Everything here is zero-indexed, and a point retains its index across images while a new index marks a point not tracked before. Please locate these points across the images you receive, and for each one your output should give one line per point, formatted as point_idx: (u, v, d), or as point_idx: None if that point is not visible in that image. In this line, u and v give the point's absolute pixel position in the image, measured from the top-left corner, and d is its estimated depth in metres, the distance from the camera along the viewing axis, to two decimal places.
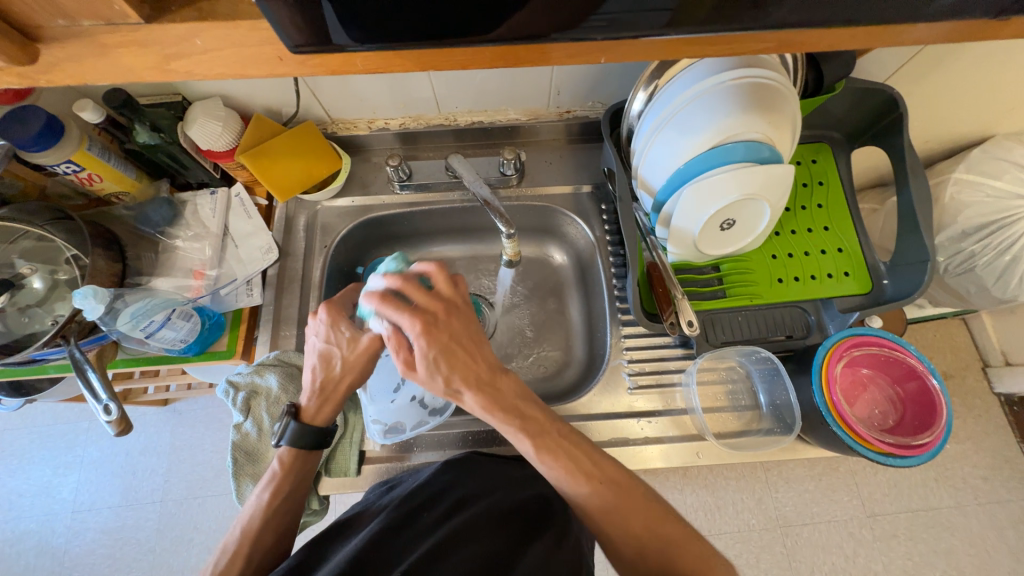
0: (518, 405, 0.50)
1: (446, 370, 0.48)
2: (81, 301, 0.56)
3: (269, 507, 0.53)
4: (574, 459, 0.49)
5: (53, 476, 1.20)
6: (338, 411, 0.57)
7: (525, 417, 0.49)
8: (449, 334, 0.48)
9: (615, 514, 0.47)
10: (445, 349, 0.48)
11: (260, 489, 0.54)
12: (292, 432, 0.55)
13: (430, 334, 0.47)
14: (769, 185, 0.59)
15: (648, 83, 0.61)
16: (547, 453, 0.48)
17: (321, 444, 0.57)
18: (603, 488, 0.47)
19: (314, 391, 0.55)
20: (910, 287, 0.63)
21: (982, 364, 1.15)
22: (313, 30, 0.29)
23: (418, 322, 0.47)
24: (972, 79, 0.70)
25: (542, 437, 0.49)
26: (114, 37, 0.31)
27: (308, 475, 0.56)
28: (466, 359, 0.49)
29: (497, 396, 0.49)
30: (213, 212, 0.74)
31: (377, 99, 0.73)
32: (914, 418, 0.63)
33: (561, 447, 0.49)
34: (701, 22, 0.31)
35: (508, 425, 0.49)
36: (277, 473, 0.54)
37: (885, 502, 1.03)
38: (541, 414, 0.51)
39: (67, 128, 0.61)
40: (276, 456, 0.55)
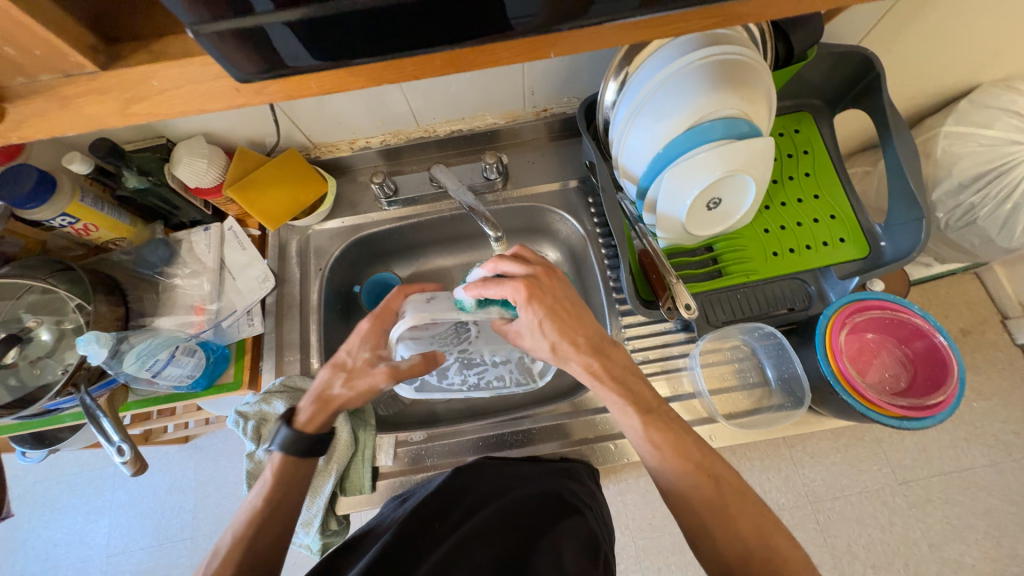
0: (626, 377, 0.53)
1: (554, 331, 0.51)
2: (85, 347, 0.57)
3: (261, 512, 0.53)
4: (676, 437, 0.51)
5: (85, 523, 1.22)
6: (333, 418, 0.57)
7: (637, 391, 0.53)
8: (558, 299, 0.52)
9: (726, 512, 0.47)
10: (551, 310, 0.51)
11: (252, 495, 0.54)
12: (284, 438, 0.55)
13: (536, 297, 0.50)
14: (751, 159, 0.58)
15: (618, 71, 0.61)
16: (656, 430, 0.51)
17: (313, 452, 0.56)
18: (708, 486, 0.48)
19: (309, 400, 0.57)
20: (908, 245, 0.62)
21: (1001, 317, 1.13)
22: (263, 60, 0.30)
23: (524, 287, 0.50)
24: (947, 29, 0.69)
25: (651, 415, 0.52)
26: (75, 88, 0.32)
27: (302, 481, 0.56)
28: (577, 321, 0.52)
29: (611, 364, 0.53)
30: (208, 247, 0.75)
31: (355, 119, 0.74)
32: (926, 379, 0.62)
33: (670, 428, 0.51)
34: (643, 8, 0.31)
35: (616, 394, 0.52)
36: (270, 480, 0.54)
37: (916, 468, 1.01)
38: (648, 392, 0.54)
39: (59, 183, 0.62)
40: (270, 460, 0.56)
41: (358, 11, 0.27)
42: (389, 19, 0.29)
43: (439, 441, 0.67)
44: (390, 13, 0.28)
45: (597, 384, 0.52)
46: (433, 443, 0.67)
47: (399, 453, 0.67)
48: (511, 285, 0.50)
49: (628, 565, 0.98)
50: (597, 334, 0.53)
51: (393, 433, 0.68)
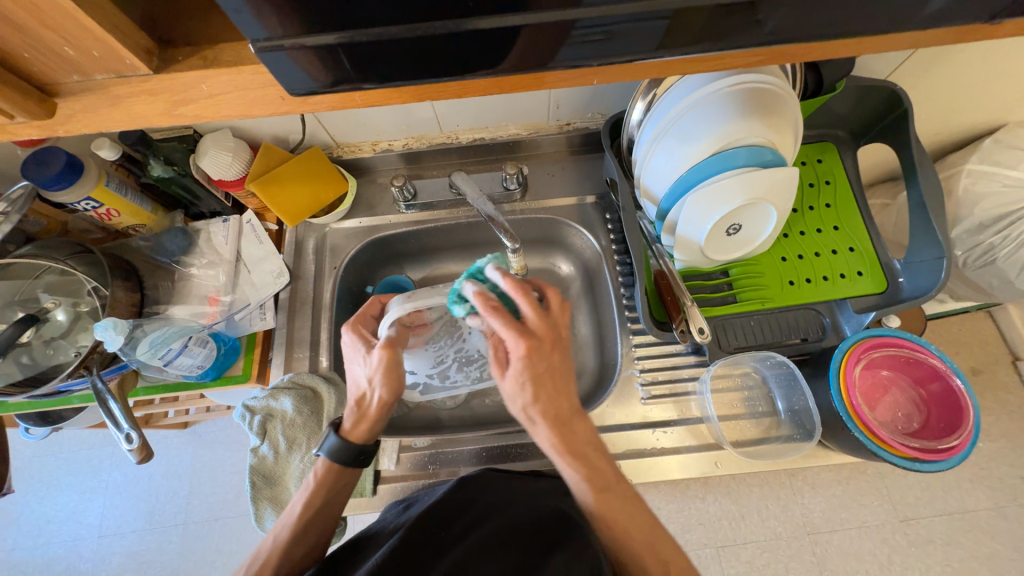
0: (591, 454, 0.48)
1: (532, 397, 0.47)
2: (102, 333, 0.57)
3: (302, 516, 0.53)
4: (633, 531, 0.46)
5: (79, 502, 1.22)
6: (375, 427, 0.55)
7: (597, 469, 0.48)
8: (544, 365, 0.47)
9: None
10: (538, 378, 0.47)
11: (294, 499, 0.54)
12: (331, 445, 0.54)
13: (532, 358, 0.46)
14: (774, 188, 0.58)
15: (646, 93, 0.62)
16: (611, 517, 0.46)
17: (358, 462, 0.55)
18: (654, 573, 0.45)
19: (351, 410, 0.55)
20: (927, 283, 0.61)
21: (1012, 357, 1.11)
22: (313, 74, 0.30)
23: (526, 344, 0.46)
24: (978, 70, 0.69)
25: (607, 495, 0.47)
26: (124, 87, 0.32)
27: (341, 488, 0.56)
28: (557, 392, 0.48)
29: (572, 439, 0.48)
30: (226, 239, 0.76)
31: (381, 122, 0.75)
32: (939, 421, 0.61)
33: (626, 511, 0.47)
34: (690, 44, 0.31)
35: (575, 470, 0.47)
36: (312, 484, 0.54)
37: (919, 506, 1.00)
38: (610, 472, 0.49)
39: (87, 166, 0.63)
40: (315, 467, 0.55)
41: (414, 37, 0.28)
42: (443, 45, 0.29)
43: (443, 449, 0.67)
44: (441, 36, 0.29)
45: (558, 458, 0.48)
46: (437, 450, 0.67)
47: (402, 458, 0.66)
48: (512, 334, 0.46)
49: None
50: (568, 404, 0.48)
51: (397, 437, 0.67)
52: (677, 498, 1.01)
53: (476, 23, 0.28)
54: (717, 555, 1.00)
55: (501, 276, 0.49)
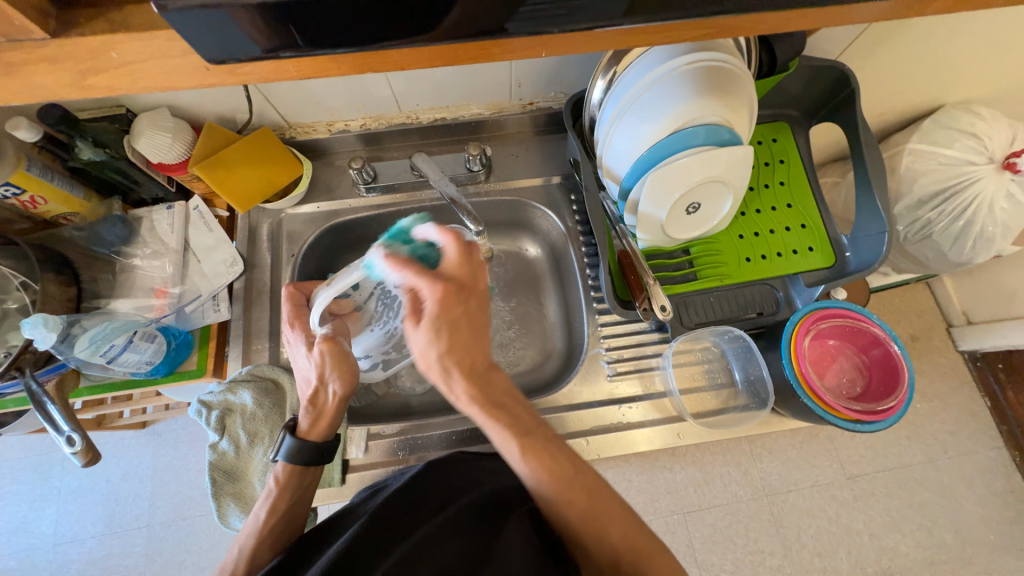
0: (506, 402, 0.49)
1: (445, 345, 0.47)
2: (31, 331, 0.53)
3: (267, 523, 0.52)
4: (561, 464, 0.47)
5: (30, 510, 1.15)
6: (333, 424, 0.56)
7: (515, 417, 0.48)
8: (460, 315, 0.48)
9: (598, 527, 0.46)
10: (453, 326, 0.47)
11: (258, 507, 0.53)
12: (289, 447, 0.54)
13: (447, 304, 0.47)
14: (730, 167, 0.60)
15: (606, 70, 0.61)
16: (535, 456, 0.47)
17: (318, 460, 0.55)
18: (580, 500, 0.47)
19: (305, 409, 0.55)
20: (871, 256, 0.65)
21: (946, 324, 1.21)
22: (239, 42, 0.28)
23: (442, 288, 0.47)
24: (918, 51, 0.72)
25: (531, 439, 0.47)
26: (19, 53, 0.28)
27: (307, 488, 0.55)
28: (470, 341, 0.48)
29: (489, 389, 0.48)
30: (171, 227, 0.71)
31: (335, 100, 0.71)
32: (879, 384, 0.65)
33: (547, 451, 0.47)
34: (636, 15, 0.31)
35: (495, 423, 0.47)
36: (273, 490, 0.53)
37: (863, 463, 1.08)
38: (529, 416, 0.49)
39: (1, 149, 0.57)
40: (275, 472, 0.54)
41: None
42: (380, 10, 0.28)
43: (412, 435, 0.66)
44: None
45: (477, 410, 0.47)
46: (406, 436, 0.66)
47: (370, 446, 0.65)
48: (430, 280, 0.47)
49: None
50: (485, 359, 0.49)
51: (365, 426, 0.66)
52: (646, 469, 1.05)
53: None
54: (684, 521, 1.04)
55: (439, 228, 0.49)
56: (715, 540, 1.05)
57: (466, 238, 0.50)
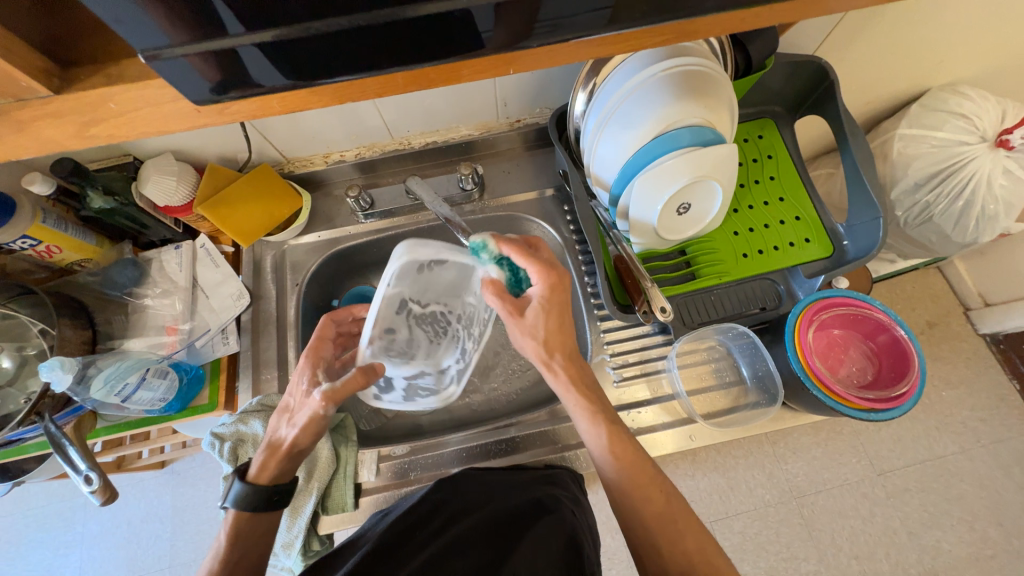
0: (592, 386, 0.57)
1: (546, 334, 0.55)
2: (49, 373, 0.55)
3: (219, 569, 0.51)
4: (634, 450, 0.54)
5: (54, 559, 1.16)
6: (280, 475, 0.54)
7: (597, 400, 0.56)
8: (563, 302, 0.55)
9: (676, 528, 0.51)
10: (551, 317, 0.54)
11: (207, 555, 0.52)
12: (237, 492, 0.53)
13: (553, 292, 0.54)
14: (717, 165, 0.60)
15: (586, 83, 0.63)
16: (615, 439, 0.54)
17: (268, 506, 0.54)
18: (646, 486, 0.52)
19: (262, 450, 0.55)
20: (869, 242, 0.64)
21: (963, 308, 1.18)
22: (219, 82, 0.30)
23: (552, 276, 0.53)
24: (895, 38, 0.73)
25: (614, 427, 0.55)
26: (28, 111, 0.31)
27: (260, 536, 0.54)
28: (563, 329, 0.56)
29: (582, 372, 0.57)
30: (180, 265, 0.74)
31: (329, 133, 0.74)
32: (890, 370, 0.64)
33: (622, 438, 0.54)
34: (592, 29, 0.32)
35: (581, 402, 0.55)
36: (224, 539, 0.52)
37: (892, 458, 1.05)
38: (606, 404, 0.57)
39: (19, 204, 0.60)
40: (225, 518, 0.54)
41: (324, 32, 0.28)
42: (344, 39, 0.29)
43: (423, 454, 0.66)
44: (339, 32, 0.28)
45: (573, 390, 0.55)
46: (415, 456, 0.66)
47: (382, 468, 0.66)
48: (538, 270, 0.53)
49: (618, 569, 0.98)
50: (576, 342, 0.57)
51: (375, 448, 0.67)
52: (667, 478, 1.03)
53: (376, 21, 0.28)
54: (711, 530, 1.02)
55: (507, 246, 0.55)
56: (745, 548, 1.01)
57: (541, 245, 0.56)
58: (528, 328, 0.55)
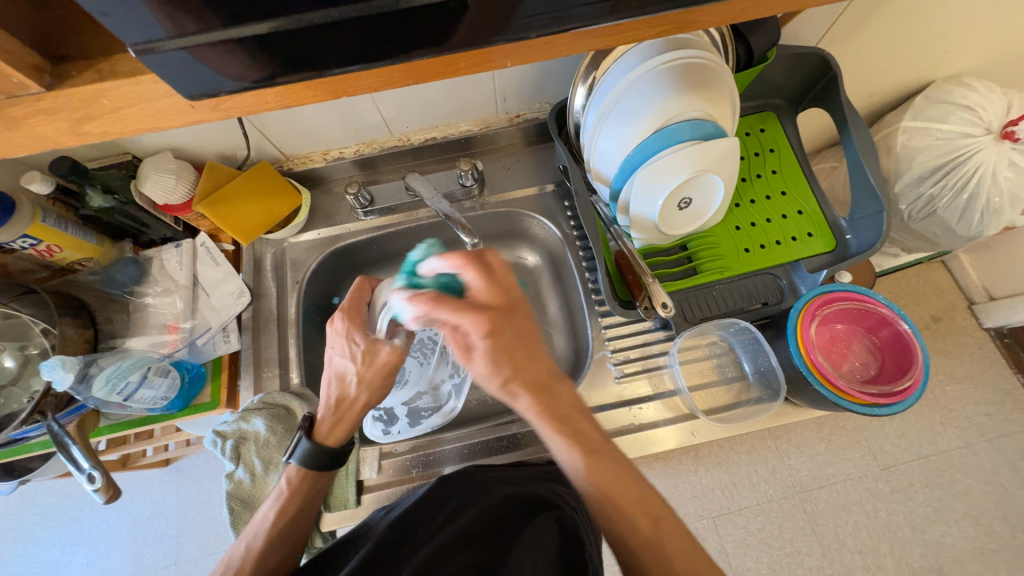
0: (574, 418, 0.48)
1: (506, 371, 0.47)
2: (50, 373, 0.55)
3: (276, 524, 0.52)
4: (625, 483, 0.45)
5: (61, 556, 1.17)
6: (351, 431, 0.56)
7: (580, 433, 0.47)
8: (508, 338, 0.48)
9: (664, 554, 0.43)
10: (507, 351, 0.47)
11: (267, 507, 0.54)
12: (304, 450, 0.54)
13: (492, 332, 0.47)
14: (718, 159, 0.60)
15: (586, 77, 0.63)
16: (599, 475, 0.45)
17: (332, 465, 0.56)
18: (642, 519, 0.44)
19: (328, 410, 0.55)
20: (872, 237, 0.64)
21: (968, 302, 1.17)
22: (206, 79, 0.30)
23: (479, 317, 0.47)
24: (899, 29, 0.72)
25: (596, 456, 0.46)
26: (20, 108, 0.31)
27: (318, 493, 0.56)
28: (526, 360, 0.48)
29: (557, 404, 0.48)
30: (180, 264, 0.74)
31: (328, 130, 0.74)
32: (893, 364, 0.64)
33: (610, 468, 0.46)
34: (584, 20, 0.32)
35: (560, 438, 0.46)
36: (285, 491, 0.54)
37: (896, 452, 1.04)
38: (594, 433, 0.47)
39: (18, 204, 0.60)
40: (286, 473, 0.55)
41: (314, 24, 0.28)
42: (335, 31, 0.29)
43: (425, 452, 0.66)
44: (329, 25, 0.28)
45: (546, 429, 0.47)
46: (419, 453, 0.67)
47: (384, 465, 0.66)
48: (462, 313, 0.47)
49: None
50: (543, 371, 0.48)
51: (377, 445, 0.67)
52: (670, 474, 1.03)
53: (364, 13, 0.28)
54: (715, 525, 1.02)
55: (449, 260, 0.51)
56: (749, 544, 1.01)
57: (479, 260, 0.50)
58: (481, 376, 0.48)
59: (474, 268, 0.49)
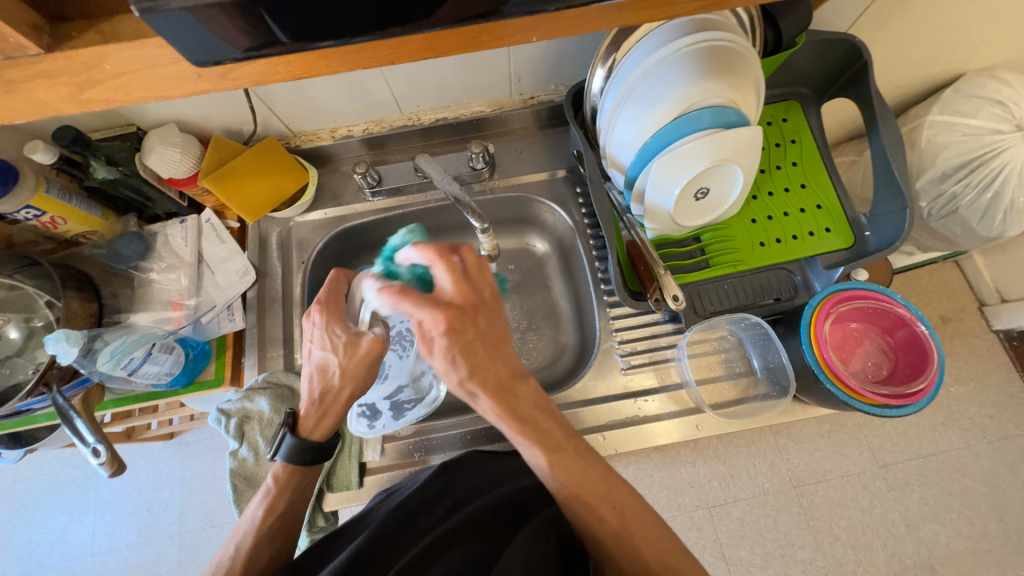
0: (536, 416, 0.48)
1: (466, 371, 0.45)
2: (54, 346, 0.55)
3: (266, 521, 0.53)
4: (592, 477, 0.47)
5: (68, 523, 1.20)
6: (336, 424, 0.56)
7: (544, 431, 0.47)
8: (472, 337, 0.46)
9: (629, 539, 0.45)
10: (469, 349, 0.45)
11: (254, 505, 0.53)
12: (289, 447, 0.54)
13: (455, 331, 0.45)
14: (739, 149, 0.58)
15: (605, 58, 0.60)
16: (562, 470, 0.46)
17: (315, 459, 0.55)
18: (611, 517, 0.46)
19: (312, 403, 0.54)
20: (893, 234, 0.62)
21: (979, 304, 1.15)
22: (214, 45, 0.28)
23: (444, 315, 0.45)
24: (936, 16, 0.68)
25: (560, 454, 0.47)
26: (18, 71, 0.29)
27: (306, 488, 0.56)
28: (491, 359, 0.47)
29: (517, 404, 0.47)
30: (185, 240, 0.73)
31: (336, 107, 0.72)
32: (907, 366, 0.63)
33: (575, 462, 0.47)
34: None
35: (523, 436, 0.47)
36: (272, 490, 0.54)
37: (896, 451, 1.04)
38: (560, 430, 0.48)
39: (22, 173, 0.59)
40: (271, 471, 0.55)
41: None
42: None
43: (428, 437, 0.66)
44: None
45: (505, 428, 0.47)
46: (421, 437, 0.66)
47: (387, 448, 0.66)
48: (431, 308, 0.45)
49: None
50: (510, 371, 0.47)
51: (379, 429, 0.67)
52: (668, 464, 1.03)
53: None
54: (710, 516, 1.02)
55: (419, 251, 0.48)
56: (743, 535, 1.02)
57: (453, 257, 0.48)
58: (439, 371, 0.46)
59: (445, 263, 0.47)
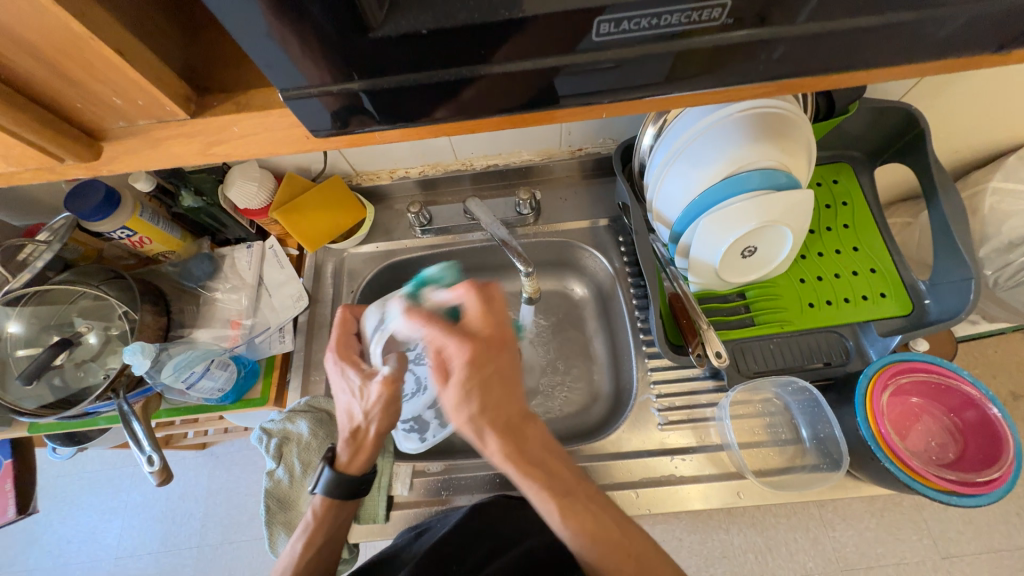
0: (545, 460, 0.48)
1: (478, 406, 0.46)
2: (130, 357, 0.60)
3: (303, 557, 0.54)
4: (605, 527, 0.46)
5: (99, 523, 1.24)
6: (372, 458, 0.56)
7: (552, 475, 0.47)
8: (489, 374, 0.47)
9: None
10: (487, 384, 0.46)
11: (295, 539, 0.55)
12: (327, 480, 0.55)
13: (476, 365, 0.46)
14: (789, 210, 0.58)
15: (656, 119, 0.63)
16: (573, 519, 0.45)
17: (356, 494, 0.56)
18: (627, 566, 0.44)
19: (345, 442, 0.55)
20: (956, 305, 0.59)
21: None
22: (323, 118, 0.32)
23: (470, 348, 0.46)
24: (998, 88, 0.67)
25: (571, 500, 0.46)
26: (164, 131, 0.34)
27: (342, 525, 0.56)
28: (503, 398, 0.47)
29: (525, 447, 0.47)
30: (249, 264, 0.79)
31: (397, 151, 0.78)
32: (977, 451, 0.58)
33: (588, 512, 0.46)
34: (682, 84, 0.32)
35: (531, 481, 0.46)
36: (310, 524, 0.55)
37: (961, 541, 0.94)
38: (568, 475, 0.48)
39: (123, 198, 0.67)
40: (312, 505, 0.56)
41: (444, 80, 0.29)
42: (459, 90, 0.30)
43: (456, 475, 0.66)
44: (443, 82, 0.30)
45: (513, 472, 0.46)
46: (448, 475, 0.66)
47: (415, 483, 0.66)
48: (456, 340, 0.47)
49: None
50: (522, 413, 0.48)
51: (410, 462, 0.67)
52: (699, 528, 0.96)
53: (475, 73, 0.29)
54: None
55: (457, 288, 0.49)
56: None
57: (483, 291, 0.49)
58: (452, 405, 0.47)
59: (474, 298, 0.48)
